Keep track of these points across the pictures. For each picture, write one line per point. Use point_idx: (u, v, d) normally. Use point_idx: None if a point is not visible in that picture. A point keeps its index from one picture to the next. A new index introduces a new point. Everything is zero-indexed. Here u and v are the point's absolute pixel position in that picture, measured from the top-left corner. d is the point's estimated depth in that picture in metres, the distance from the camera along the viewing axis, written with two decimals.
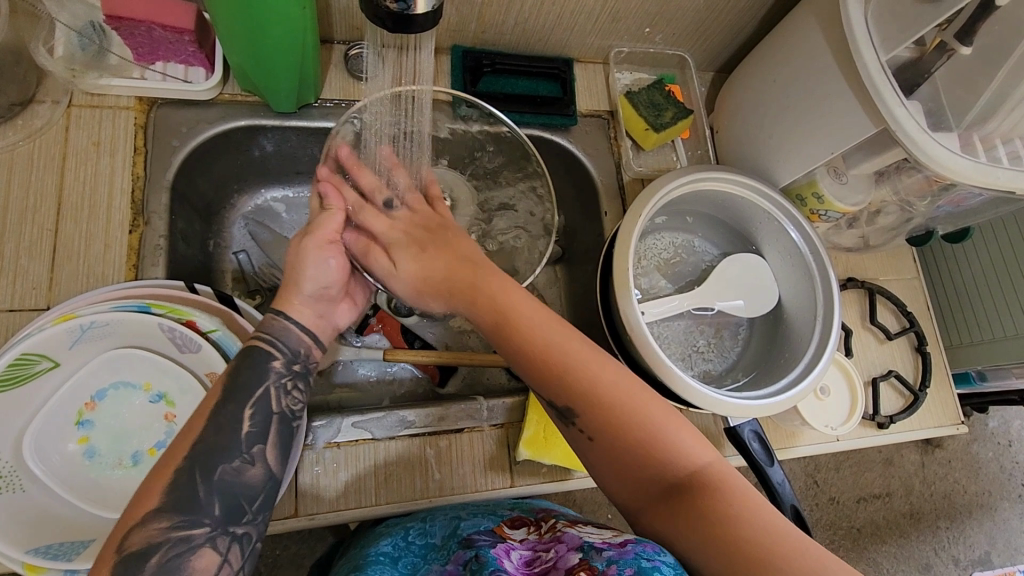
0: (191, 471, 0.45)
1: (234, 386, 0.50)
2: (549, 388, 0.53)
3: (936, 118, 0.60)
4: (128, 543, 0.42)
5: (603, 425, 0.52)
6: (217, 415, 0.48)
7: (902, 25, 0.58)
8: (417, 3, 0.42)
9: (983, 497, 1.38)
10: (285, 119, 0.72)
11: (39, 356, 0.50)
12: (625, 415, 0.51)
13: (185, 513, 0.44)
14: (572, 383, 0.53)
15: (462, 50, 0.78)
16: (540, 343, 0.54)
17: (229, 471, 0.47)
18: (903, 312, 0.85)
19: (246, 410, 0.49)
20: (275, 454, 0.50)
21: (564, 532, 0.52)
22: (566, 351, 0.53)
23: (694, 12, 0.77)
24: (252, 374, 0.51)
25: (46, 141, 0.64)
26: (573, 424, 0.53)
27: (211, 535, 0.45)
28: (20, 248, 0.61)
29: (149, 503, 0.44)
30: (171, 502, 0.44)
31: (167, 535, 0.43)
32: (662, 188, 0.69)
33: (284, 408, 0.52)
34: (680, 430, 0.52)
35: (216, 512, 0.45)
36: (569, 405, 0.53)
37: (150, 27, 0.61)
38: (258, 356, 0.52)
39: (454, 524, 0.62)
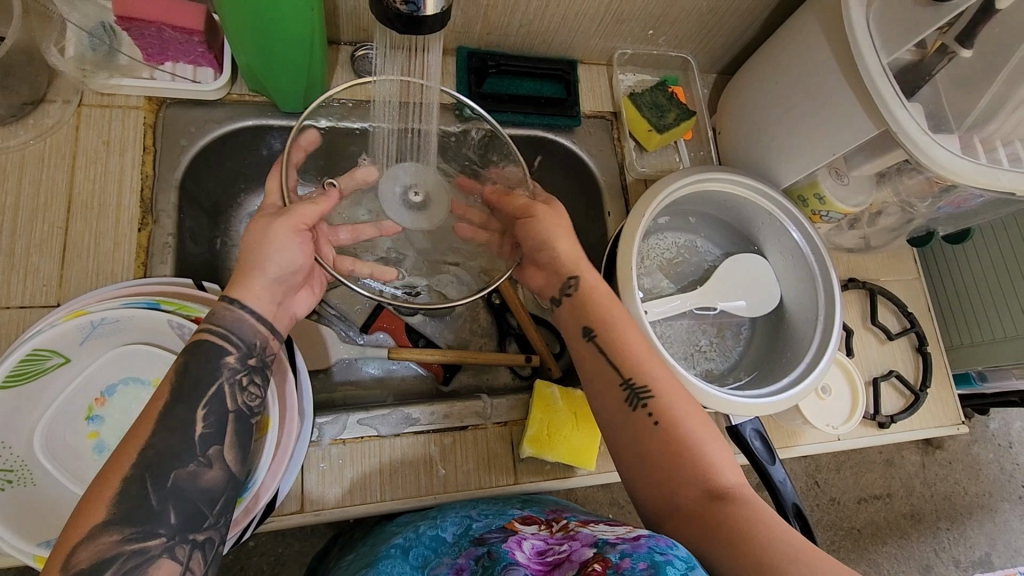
0: (141, 479, 0.42)
1: (184, 386, 0.47)
2: (630, 368, 0.58)
3: (937, 120, 0.61)
4: (76, 559, 0.40)
5: (671, 414, 0.55)
6: (168, 417, 0.45)
7: (905, 27, 0.58)
8: (425, 4, 0.43)
9: (984, 498, 1.39)
10: (292, 119, 0.72)
11: (50, 352, 0.51)
12: (689, 418, 0.56)
13: (140, 524, 0.41)
14: (654, 372, 0.58)
15: (467, 51, 0.79)
16: (636, 332, 0.60)
17: (182, 477, 0.44)
18: (904, 313, 0.86)
19: (197, 411, 0.46)
20: (233, 454, 0.47)
21: (576, 530, 0.52)
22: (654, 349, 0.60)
23: (697, 15, 0.78)
24: (205, 372, 0.48)
25: (57, 140, 0.65)
26: (641, 406, 0.56)
27: (169, 545, 0.42)
28: (31, 245, 0.62)
29: (98, 513, 0.41)
30: (120, 514, 0.41)
31: (121, 548, 0.41)
32: (666, 187, 0.70)
33: (241, 405, 0.49)
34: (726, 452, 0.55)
35: (171, 520, 0.43)
36: (646, 386, 0.57)
37: (160, 28, 0.62)
38: (210, 350, 0.48)
39: (466, 523, 0.60)
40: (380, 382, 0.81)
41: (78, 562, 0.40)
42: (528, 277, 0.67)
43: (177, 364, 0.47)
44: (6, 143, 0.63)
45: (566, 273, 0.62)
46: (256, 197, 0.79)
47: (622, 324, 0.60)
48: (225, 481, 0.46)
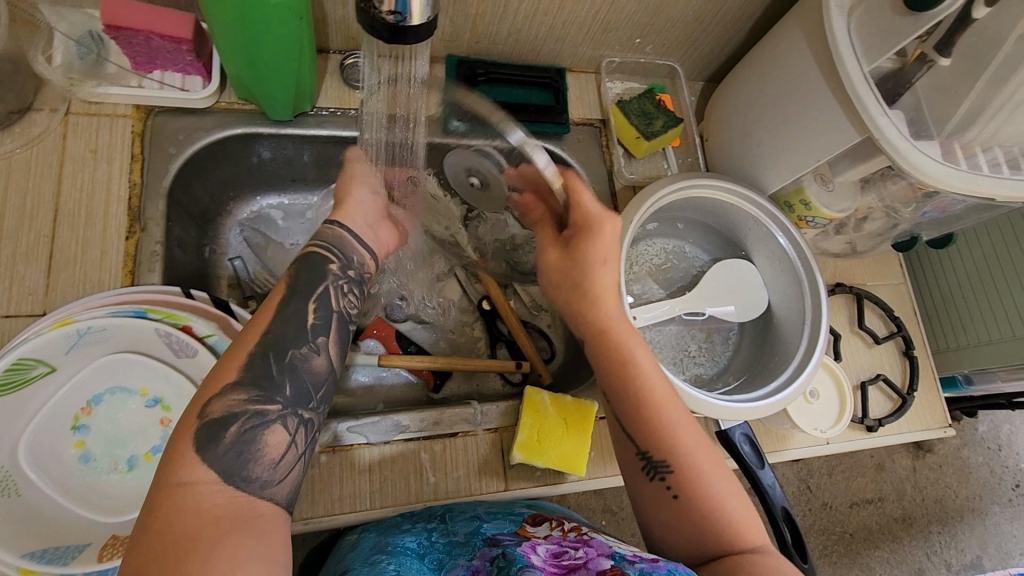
0: (264, 352, 0.46)
1: (298, 280, 0.50)
2: (645, 435, 0.55)
3: (918, 127, 0.62)
4: (209, 410, 0.43)
5: (689, 485, 0.53)
6: (283, 307, 0.48)
7: (885, 36, 0.59)
8: (412, 14, 0.43)
9: (974, 501, 1.40)
10: (281, 127, 0.73)
11: (34, 361, 0.50)
12: (707, 484, 0.53)
13: (261, 389, 0.45)
14: (671, 437, 0.55)
15: (456, 59, 0.79)
16: (654, 392, 0.57)
17: (297, 355, 0.47)
18: (890, 317, 0.87)
19: (309, 305, 0.49)
20: (336, 349, 0.50)
21: (592, 538, 0.53)
22: (674, 409, 0.57)
23: (684, 24, 0.79)
24: (312, 273, 0.51)
25: (44, 148, 0.64)
26: (658, 474, 0.54)
27: (283, 414, 0.45)
28: (17, 253, 0.61)
29: (229, 374, 0.45)
30: (248, 377, 0.45)
31: (244, 407, 0.44)
32: (654, 194, 0.71)
33: (343, 307, 0.51)
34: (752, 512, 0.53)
35: (286, 393, 0.46)
36: (662, 455, 0.54)
37: (148, 37, 0.61)
38: (316, 259, 0.52)
39: (475, 524, 0.60)
40: (368, 390, 0.81)
41: (212, 412, 0.43)
42: None
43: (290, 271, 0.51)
44: None
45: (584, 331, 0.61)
46: (246, 206, 0.81)
47: (641, 384, 0.57)
48: (329, 372, 0.49)
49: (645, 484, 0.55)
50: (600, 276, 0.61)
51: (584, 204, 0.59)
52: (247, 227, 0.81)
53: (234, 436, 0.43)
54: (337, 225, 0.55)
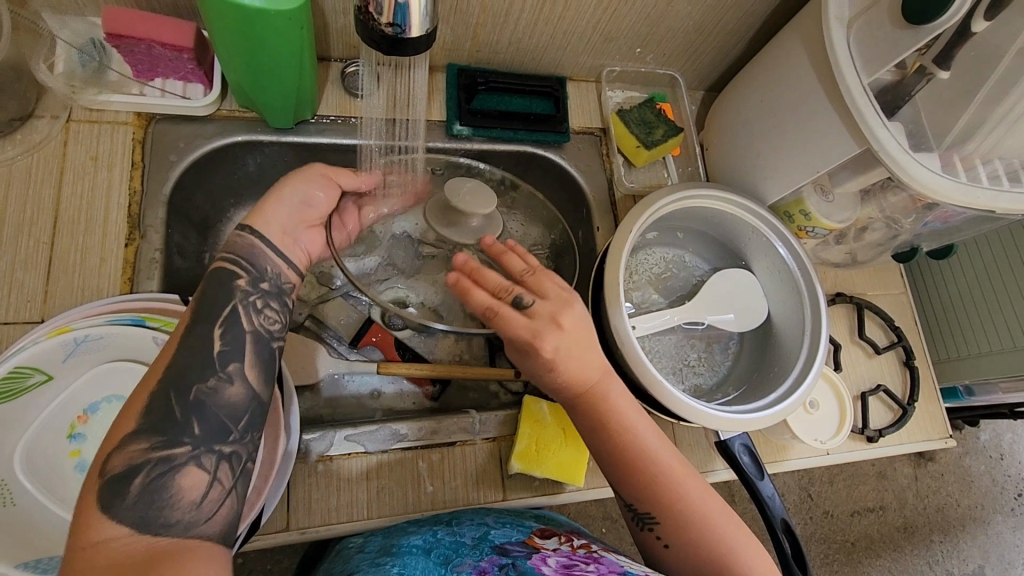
0: (166, 392, 0.44)
1: (200, 306, 0.49)
2: (630, 491, 0.59)
3: (918, 139, 0.61)
4: (110, 466, 0.42)
5: (679, 533, 0.57)
6: (185, 335, 0.47)
7: (885, 49, 0.59)
8: (411, 26, 0.43)
9: (976, 511, 1.39)
10: (282, 135, 0.73)
11: (31, 369, 0.50)
12: (696, 529, 0.57)
13: (165, 434, 0.43)
14: (655, 491, 0.58)
15: (457, 68, 0.80)
16: (632, 451, 0.58)
17: (203, 391, 0.45)
18: (891, 327, 0.87)
19: (216, 330, 0.48)
20: (254, 372, 0.48)
21: (602, 556, 0.55)
22: (655, 461, 0.58)
23: (684, 34, 0.79)
24: (217, 294, 0.49)
25: (45, 155, 0.65)
26: (648, 526, 0.58)
27: (194, 454, 0.44)
28: (16, 260, 0.61)
29: (126, 425, 0.43)
30: (148, 424, 0.43)
31: (148, 456, 0.42)
32: (654, 204, 0.71)
33: (257, 326, 0.50)
34: (745, 542, 0.57)
35: (195, 431, 0.44)
36: (648, 510, 0.58)
37: (149, 45, 0.62)
38: (223, 276, 0.50)
39: (483, 530, 0.60)
40: (366, 398, 0.80)
41: (113, 467, 0.42)
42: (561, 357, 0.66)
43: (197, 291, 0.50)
44: None
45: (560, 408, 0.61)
46: (246, 212, 0.80)
47: (624, 443, 0.58)
48: (247, 399, 0.47)
49: (640, 531, 0.60)
50: (566, 372, 0.57)
51: (514, 329, 0.55)
52: None
53: (140, 488, 0.41)
54: (251, 233, 0.53)
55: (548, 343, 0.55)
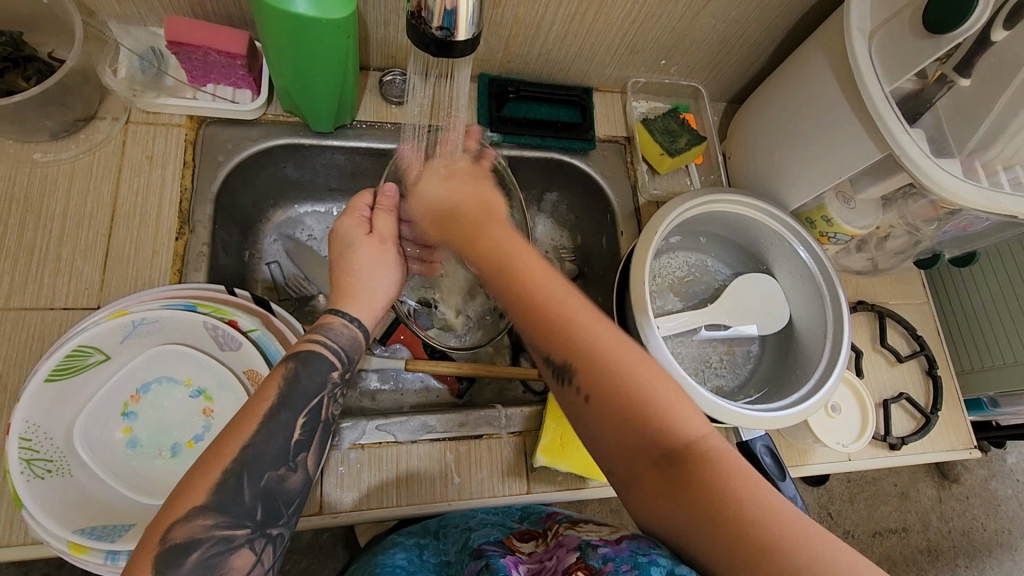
0: (239, 474, 0.45)
1: (291, 392, 0.50)
2: (542, 337, 0.50)
3: (940, 144, 0.64)
4: (172, 535, 0.42)
5: (604, 382, 0.48)
6: (272, 419, 0.48)
7: (905, 58, 0.60)
8: (459, 30, 0.45)
9: (1003, 536, 1.36)
10: (323, 138, 0.77)
11: (92, 349, 0.54)
12: (619, 378, 0.48)
13: (232, 515, 0.44)
14: (571, 339, 0.49)
15: (488, 77, 0.83)
16: (534, 293, 0.51)
17: (273, 479, 0.47)
18: (913, 335, 0.87)
19: (298, 418, 0.50)
20: (315, 461, 0.50)
21: (564, 536, 0.52)
22: (565, 305, 0.50)
23: (708, 46, 0.82)
24: (310, 380, 0.51)
25: (105, 154, 0.69)
26: (568, 383, 0.49)
27: (251, 537, 0.45)
28: (76, 252, 0.65)
29: (194, 500, 0.43)
30: (216, 501, 0.44)
31: (208, 534, 0.43)
32: (679, 207, 0.73)
33: (329, 415, 0.53)
34: (679, 400, 0.47)
35: (257, 516, 0.45)
36: (564, 358, 0.49)
37: (206, 52, 0.66)
38: (320, 363, 0.52)
39: (465, 537, 0.62)
40: (395, 395, 0.83)
41: (175, 536, 0.42)
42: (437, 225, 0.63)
43: (287, 371, 0.51)
44: (58, 156, 0.68)
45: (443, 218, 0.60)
46: (283, 213, 0.85)
47: (532, 297, 0.51)
48: (303, 484, 0.49)
49: (562, 390, 0.50)
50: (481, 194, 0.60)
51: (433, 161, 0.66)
52: (283, 235, 0.85)
53: (196, 563, 0.42)
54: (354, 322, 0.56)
55: (459, 202, 0.59)
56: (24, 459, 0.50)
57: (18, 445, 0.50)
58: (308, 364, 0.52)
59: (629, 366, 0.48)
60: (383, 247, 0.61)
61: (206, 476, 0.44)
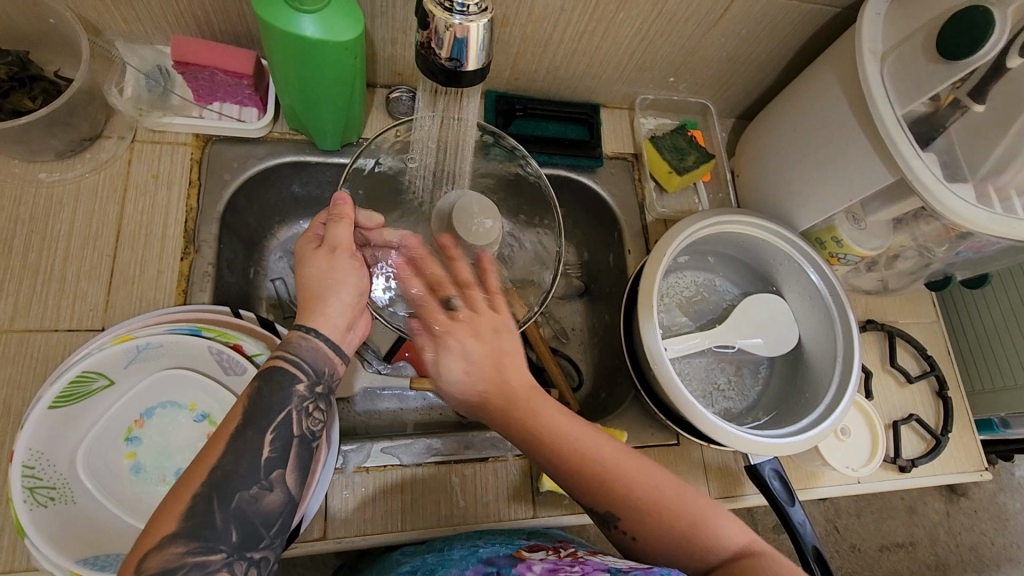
0: (209, 498, 0.44)
1: (255, 410, 0.49)
2: (586, 491, 0.54)
3: (952, 170, 0.62)
4: (144, 566, 0.41)
5: (647, 524, 0.53)
6: (237, 440, 0.47)
7: (918, 81, 0.60)
8: (468, 61, 0.45)
9: (1012, 551, 1.35)
10: (329, 156, 0.77)
11: (96, 373, 0.53)
12: (659, 513, 0.53)
13: (203, 540, 0.43)
14: (612, 491, 0.53)
15: (495, 94, 0.83)
16: (573, 454, 0.54)
17: (246, 498, 0.45)
18: (923, 356, 0.86)
19: (266, 436, 0.48)
20: (294, 478, 0.49)
21: (587, 560, 0.53)
22: (601, 458, 0.54)
23: (717, 63, 0.81)
24: (275, 397, 0.50)
25: (111, 173, 0.69)
26: (615, 528, 0.54)
27: (228, 560, 0.44)
28: (80, 272, 0.65)
29: (167, 526, 0.42)
30: (188, 528, 0.43)
31: (183, 560, 0.42)
32: (687, 228, 0.72)
33: (305, 431, 0.51)
34: (717, 516, 0.53)
35: (232, 538, 0.44)
36: (608, 508, 0.53)
37: (213, 72, 0.66)
38: (283, 379, 0.51)
39: (472, 548, 0.60)
40: (397, 414, 0.82)
41: (148, 568, 0.41)
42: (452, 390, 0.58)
43: (252, 391, 0.50)
44: (64, 176, 0.68)
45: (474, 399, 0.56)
46: (289, 229, 0.84)
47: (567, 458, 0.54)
48: (284, 504, 0.48)
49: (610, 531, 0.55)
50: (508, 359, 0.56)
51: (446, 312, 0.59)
52: (288, 251, 0.84)
53: None
54: (313, 334, 0.54)
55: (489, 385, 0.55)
56: (27, 486, 0.49)
57: (21, 473, 0.49)
58: (272, 380, 0.51)
59: (664, 498, 0.53)
60: (332, 258, 0.57)
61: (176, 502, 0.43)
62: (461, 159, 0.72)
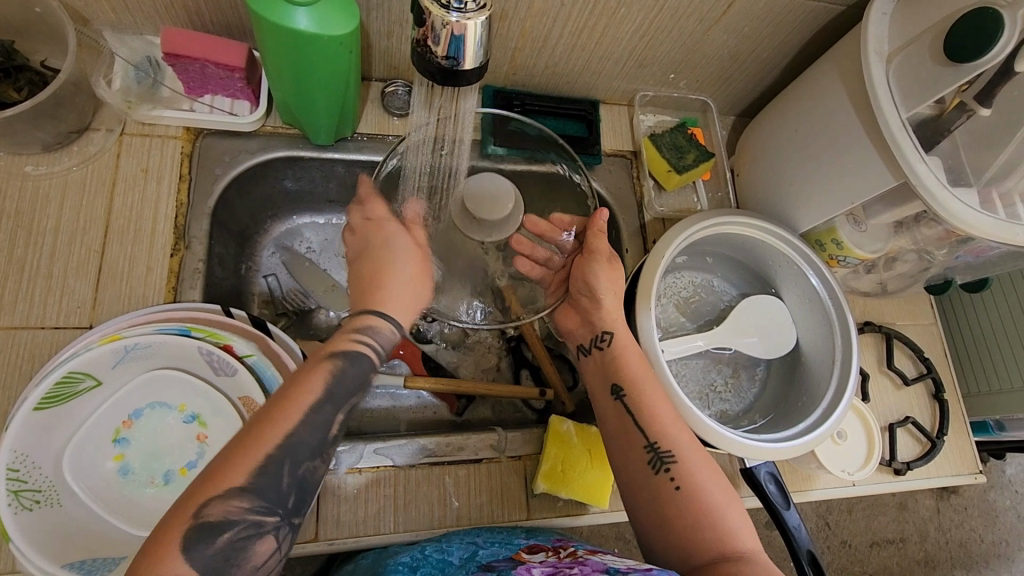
0: (280, 462, 0.43)
1: (335, 387, 0.48)
2: (653, 428, 0.61)
3: (956, 175, 0.61)
4: (205, 511, 0.40)
5: (693, 480, 0.59)
6: (313, 412, 0.46)
7: (924, 84, 0.58)
8: (465, 59, 0.44)
9: (1000, 547, 1.36)
10: (322, 150, 0.75)
11: (83, 374, 0.52)
12: (700, 478, 0.59)
13: (267, 499, 0.42)
14: (672, 439, 0.61)
15: (493, 89, 0.81)
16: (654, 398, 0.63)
17: (309, 469, 0.45)
18: (920, 358, 0.86)
19: (337, 417, 0.47)
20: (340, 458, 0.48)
21: (586, 558, 0.54)
22: (672, 415, 0.62)
23: (720, 60, 0.80)
24: (353, 376, 0.49)
25: (99, 166, 0.67)
26: (663, 471, 0.60)
27: (279, 524, 0.43)
28: (68, 268, 0.64)
29: (236, 477, 0.42)
30: (255, 485, 0.42)
31: (242, 516, 0.41)
32: (687, 230, 0.71)
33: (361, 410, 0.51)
34: (737, 511, 0.59)
35: (288, 504, 0.43)
36: (669, 448, 0.60)
37: (204, 64, 0.64)
38: (363, 359, 0.51)
39: (472, 548, 0.60)
40: (391, 412, 0.81)
41: (207, 514, 0.40)
42: (562, 318, 0.73)
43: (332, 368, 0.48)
44: (50, 169, 0.66)
45: (602, 327, 0.67)
46: (281, 224, 0.83)
47: (637, 407, 0.62)
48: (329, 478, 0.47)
49: (649, 477, 0.60)
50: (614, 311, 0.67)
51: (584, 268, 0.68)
52: (281, 247, 0.83)
53: (224, 544, 0.40)
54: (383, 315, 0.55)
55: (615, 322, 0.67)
56: (11, 490, 0.49)
57: (5, 477, 0.48)
58: (355, 364, 0.50)
59: (706, 470, 0.60)
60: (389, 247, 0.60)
61: (247, 456, 0.42)
62: (455, 173, 0.72)
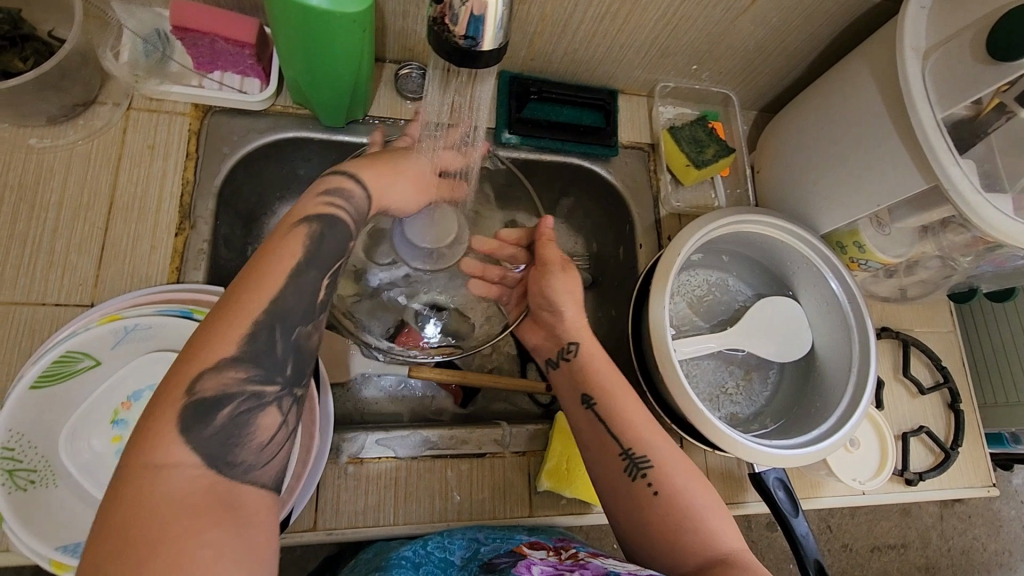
0: (270, 326, 0.43)
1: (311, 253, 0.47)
2: (627, 434, 0.60)
3: (991, 181, 0.58)
4: (200, 387, 0.40)
5: (671, 484, 0.57)
6: (298, 275, 0.46)
7: (963, 82, 0.56)
8: (484, 39, 0.42)
9: (1003, 556, 1.35)
10: (333, 133, 0.73)
11: (80, 355, 0.52)
12: (679, 481, 0.58)
13: (264, 368, 0.42)
14: (646, 445, 0.59)
15: (509, 75, 0.79)
16: (624, 405, 0.62)
17: (303, 334, 0.45)
18: (937, 366, 0.83)
19: (324, 280, 0.48)
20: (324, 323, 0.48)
21: (586, 561, 0.53)
22: (645, 421, 0.61)
23: (746, 52, 0.77)
24: (331, 237, 0.49)
25: (105, 141, 0.66)
26: (641, 477, 0.58)
27: (279, 394, 0.43)
28: (70, 244, 0.62)
29: (226, 346, 0.41)
30: (249, 353, 0.42)
31: (242, 386, 0.41)
32: (702, 228, 0.69)
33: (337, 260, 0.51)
34: (719, 514, 0.57)
35: (287, 373, 0.44)
36: (644, 453, 0.59)
37: (213, 39, 0.63)
38: (333, 220, 0.50)
39: (473, 548, 0.59)
40: (394, 402, 0.80)
41: (203, 389, 0.40)
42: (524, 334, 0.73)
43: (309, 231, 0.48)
44: (55, 143, 0.65)
45: (567, 339, 0.67)
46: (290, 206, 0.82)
47: (609, 414, 0.62)
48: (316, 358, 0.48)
49: (627, 485, 0.58)
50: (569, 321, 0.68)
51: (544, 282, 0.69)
52: None
53: (226, 419, 0.40)
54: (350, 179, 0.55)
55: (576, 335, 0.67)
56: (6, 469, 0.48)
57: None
58: (331, 226, 0.50)
59: (686, 474, 0.58)
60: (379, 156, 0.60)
61: (231, 327, 0.42)
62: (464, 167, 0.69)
